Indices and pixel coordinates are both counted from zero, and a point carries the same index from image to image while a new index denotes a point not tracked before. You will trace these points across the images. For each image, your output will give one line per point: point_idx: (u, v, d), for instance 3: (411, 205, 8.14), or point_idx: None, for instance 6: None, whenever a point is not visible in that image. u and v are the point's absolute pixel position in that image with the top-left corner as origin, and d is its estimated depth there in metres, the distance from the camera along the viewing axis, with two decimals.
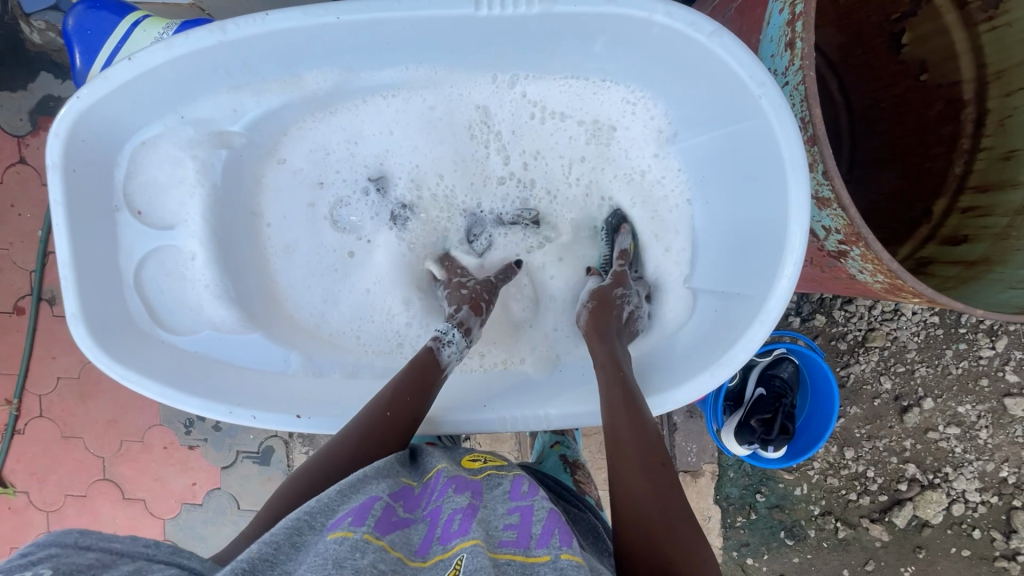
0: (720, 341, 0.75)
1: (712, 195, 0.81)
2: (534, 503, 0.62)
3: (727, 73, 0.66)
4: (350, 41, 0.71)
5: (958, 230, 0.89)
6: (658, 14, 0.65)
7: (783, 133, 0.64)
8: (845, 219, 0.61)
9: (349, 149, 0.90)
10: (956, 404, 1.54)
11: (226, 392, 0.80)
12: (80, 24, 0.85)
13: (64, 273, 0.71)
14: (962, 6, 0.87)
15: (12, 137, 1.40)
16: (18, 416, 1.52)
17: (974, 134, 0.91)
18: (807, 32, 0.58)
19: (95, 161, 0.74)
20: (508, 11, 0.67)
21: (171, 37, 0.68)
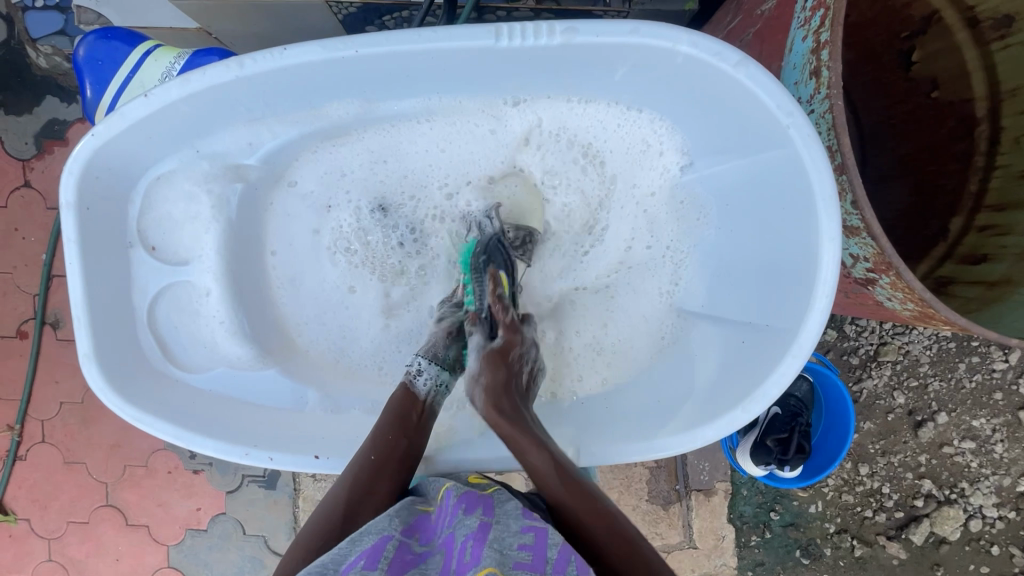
0: (751, 376, 0.74)
1: (734, 225, 0.81)
2: (541, 519, 0.62)
3: (754, 102, 0.66)
4: (369, 73, 0.70)
5: (976, 249, 0.88)
6: (683, 44, 0.64)
7: (814, 164, 0.63)
8: (874, 247, 0.60)
9: (360, 173, 0.87)
10: (971, 418, 1.53)
11: (238, 434, 0.78)
12: (92, 55, 0.85)
13: (76, 314, 0.70)
14: (974, 24, 0.89)
15: (17, 161, 1.40)
16: (20, 442, 1.49)
17: (989, 151, 0.91)
18: (833, 61, 0.57)
19: (110, 199, 0.73)
20: (528, 42, 0.66)
21: (187, 74, 0.67)
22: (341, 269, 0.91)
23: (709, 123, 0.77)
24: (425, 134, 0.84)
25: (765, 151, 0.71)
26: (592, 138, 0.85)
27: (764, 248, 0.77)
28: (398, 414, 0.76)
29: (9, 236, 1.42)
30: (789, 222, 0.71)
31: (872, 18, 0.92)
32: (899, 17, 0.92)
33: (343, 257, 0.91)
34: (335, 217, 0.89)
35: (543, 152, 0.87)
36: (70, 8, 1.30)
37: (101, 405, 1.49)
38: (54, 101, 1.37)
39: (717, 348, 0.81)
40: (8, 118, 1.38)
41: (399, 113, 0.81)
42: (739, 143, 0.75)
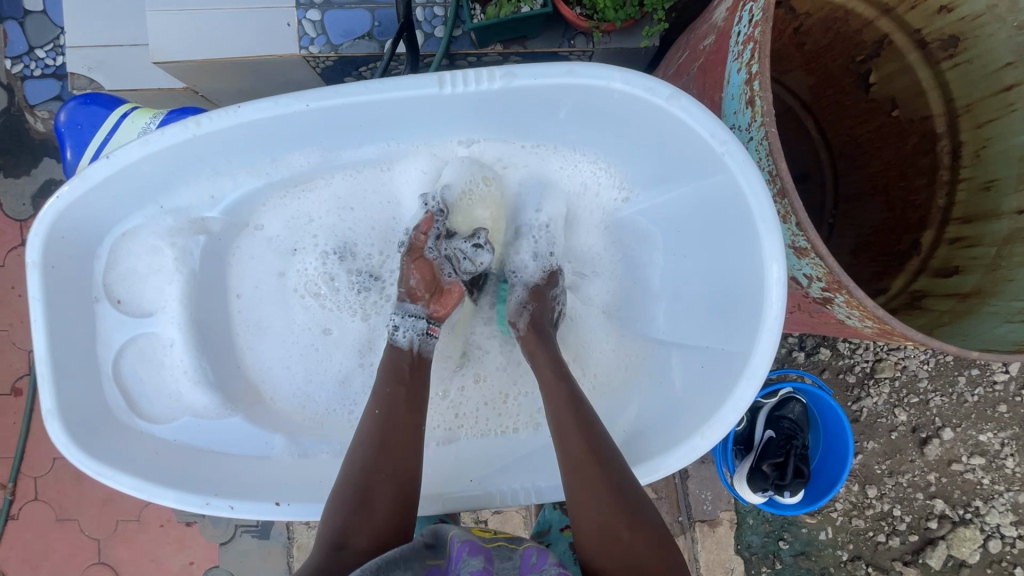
0: (713, 398, 0.72)
1: (688, 252, 0.82)
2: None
3: (691, 134, 0.67)
4: (326, 124, 0.74)
5: (948, 261, 0.88)
6: (616, 82, 0.66)
7: (750, 186, 0.64)
8: (824, 266, 0.57)
9: (328, 216, 0.89)
10: (978, 433, 1.49)
11: (204, 483, 0.77)
12: (73, 119, 0.89)
13: (40, 369, 0.70)
14: (922, 45, 0.89)
15: (15, 222, 1.44)
16: (12, 501, 1.48)
17: (952, 166, 0.92)
18: (765, 90, 0.57)
19: (75, 255, 0.74)
20: (473, 87, 0.68)
21: (148, 134, 0.70)
22: (311, 310, 0.91)
23: (647, 159, 0.80)
24: (384, 181, 0.87)
25: (704, 180, 0.73)
26: (541, 177, 0.88)
27: (717, 276, 0.77)
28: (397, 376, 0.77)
29: (6, 294, 1.46)
30: (732, 244, 0.72)
31: (827, 45, 0.95)
32: (851, 43, 0.94)
33: (309, 305, 0.91)
34: (293, 267, 0.91)
35: (496, 196, 0.89)
36: (66, 76, 1.36)
37: None
38: (51, 162, 1.42)
39: (680, 375, 0.80)
40: (7, 181, 1.43)
41: (360, 160, 0.84)
42: (681, 174, 0.77)
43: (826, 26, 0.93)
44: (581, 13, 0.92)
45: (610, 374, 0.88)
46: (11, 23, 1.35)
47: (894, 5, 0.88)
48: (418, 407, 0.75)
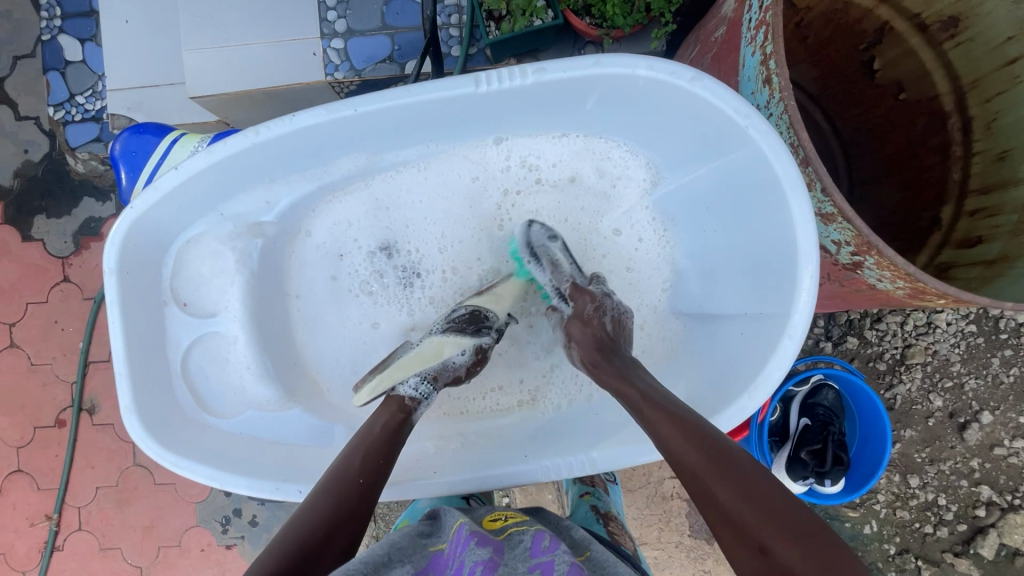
0: (754, 363, 0.74)
1: (718, 225, 0.84)
2: (554, 555, 0.60)
3: (714, 112, 0.70)
4: (370, 128, 0.77)
5: (971, 232, 0.89)
6: (642, 69, 0.69)
7: (776, 157, 0.67)
8: (852, 230, 0.62)
9: (372, 216, 0.93)
10: (1018, 415, 1.46)
11: (271, 469, 0.80)
12: (126, 147, 0.95)
13: (117, 369, 0.74)
14: (923, 29, 0.93)
15: (58, 259, 1.51)
16: (57, 532, 1.52)
17: (964, 141, 0.94)
18: (782, 68, 0.61)
19: (145, 263, 0.78)
20: (504, 84, 0.72)
21: (211, 146, 0.74)
22: (364, 306, 0.95)
23: (671, 142, 0.83)
24: (424, 181, 0.90)
25: (728, 154, 0.75)
26: (568, 165, 0.90)
27: (749, 245, 0.79)
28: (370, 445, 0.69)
29: (50, 329, 1.52)
30: (762, 214, 0.73)
31: (830, 36, 0.99)
32: (853, 33, 0.98)
33: (363, 300, 0.95)
34: (337, 267, 0.94)
35: (522, 187, 0.92)
36: (104, 118, 1.45)
37: (134, 486, 1.51)
38: (90, 201, 1.50)
39: (718, 347, 0.82)
40: (51, 221, 1.51)
41: (402, 160, 0.87)
42: (709, 151, 0.78)
43: (828, 18, 0.97)
44: (590, 22, 0.97)
45: (655, 351, 0.90)
46: (53, 73, 1.45)
47: None
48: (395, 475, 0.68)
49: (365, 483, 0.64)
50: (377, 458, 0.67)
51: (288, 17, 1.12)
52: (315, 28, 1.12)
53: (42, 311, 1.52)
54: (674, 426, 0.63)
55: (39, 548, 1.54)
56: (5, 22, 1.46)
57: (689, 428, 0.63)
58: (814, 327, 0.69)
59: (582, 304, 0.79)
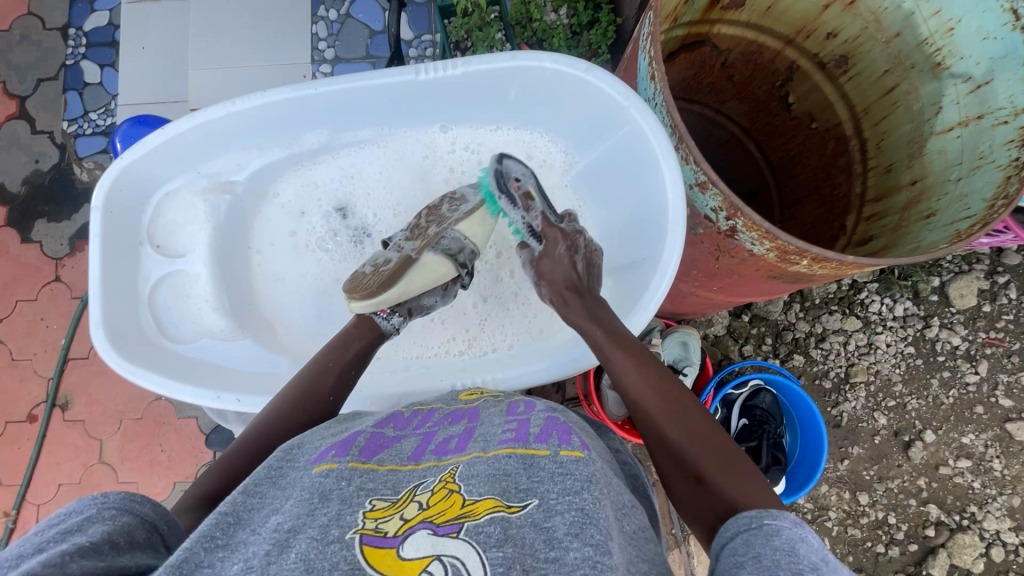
0: (634, 300, 0.83)
1: (617, 192, 0.94)
2: (531, 415, 0.65)
3: (604, 97, 0.83)
4: (328, 107, 0.89)
5: (865, 234, 1.00)
6: (547, 62, 0.82)
7: (650, 128, 0.77)
8: (721, 195, 0.67)
9: (330, 185, 1.02)
10: (960, 435, 1.52)
11: (216, 384, 0.88)
12: (125, 135, 1.06)
13: (92, 288, 0.82)
14: (823, 67, 1.08)
15: (52, 260, 1.61)
16: (13, 529, 1.52)
17: (862, 160, 1.07)
18: (658, 65, 0.69)
19: (129, 206, 0.88)
20: (440, 74, 0.85)
21: (193, 112, 0.86)
22: (323, 261, 1.04)
23: (586, 128, 0.93)
24: (379, 158, 1.01)
25: (616, 131, 0.86)
26: (502, 148, 1.00)
27: (637, 205, 0.89)
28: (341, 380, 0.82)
29: (35, 325, 1.59)
30: (643, 175, 0.84)
31: (750, 74, 1.15)
32: (768, 72, 1.14)
33: (320, 257, 1.04)
34: (286, 228, 1.03)
35: (466, 167, 1.01)
36: (112, 133, 1.60)
37: (97, 484, 1.53)
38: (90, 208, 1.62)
39: (615, 295, 0.92)
40: (51, 225, 1.61)
41: (361, 139, 0.99)
42: (603, 130, 0.90)
43: (745, 58, 1.13)
44: None
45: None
46: (72, 92, 1.62)
47: (794, 37, 1.08)
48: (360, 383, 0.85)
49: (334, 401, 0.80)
50: (347, 376, 0.83)
51: (286, 47, 1.29)
52: (307, 55, 1.29)
53: (29, 309, 1.59)
54: (630, 367, 0.73)
55: None
56: (34, 49, 1.64)
57: (650, 371, 0.72)
58: (680, 265, 0.77)
59: (556, 246, 0.86)
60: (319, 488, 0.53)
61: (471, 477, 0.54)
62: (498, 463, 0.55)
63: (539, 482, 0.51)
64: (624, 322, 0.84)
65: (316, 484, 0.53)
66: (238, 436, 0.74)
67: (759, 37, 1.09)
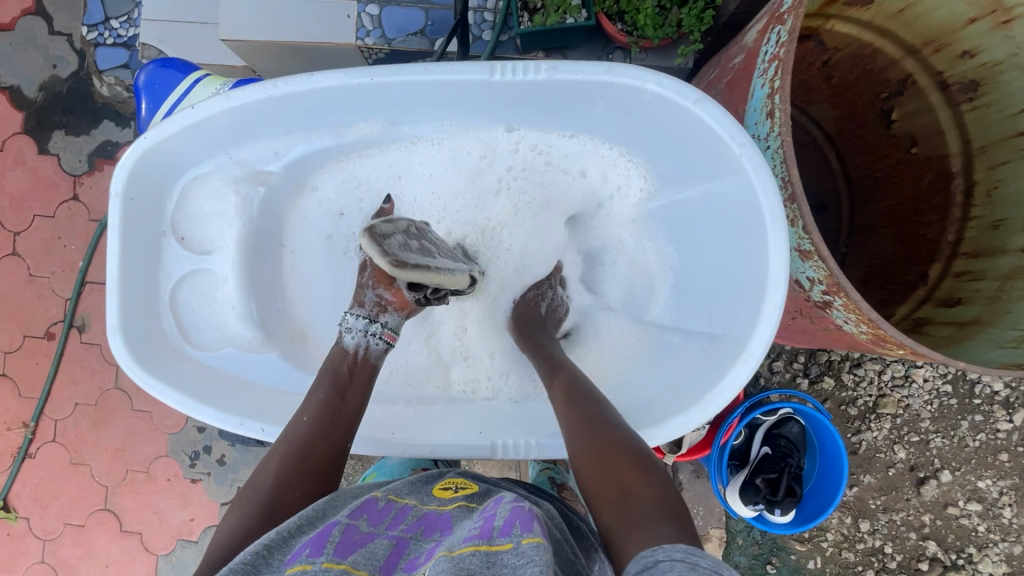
0: (706, 380, 0.78)
1: (699, 244, 0.86)
2: (498, 507, 0.61)
3: (712, 137, 0.71)
4: (384, 96, 0.79)
5: (952, 293, 0.91)
6: (650, 84, 0.71)
7: (763, 187, 0.67)
8: (825, 269, 0.58)
9: (380, 182, 0.93)
10: (976, 479, 1.49)
11: (243, 406, 0.84)
12: (148, 79, 0.99)
13: (109, 288, 0.77)
14: (944, 87, 0.94)
15: (70, 176, 1.54)
16: (31, 440, 1.56)
17: (964, 204, 0.96)
18: (785, 102, 0.57)
19: (151, 192, 0.81)
20: (519, 77, 0.74)
21: (228, 92, 0.76)
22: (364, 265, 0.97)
23: (676, 162, 0.83)
24: (433, 157, 0.92)
25: (717, 178, 0.77)
26: (572, 163, 0.91)
27: (729, 270, 0.80)
28: (336, 385, 0.79)
29: (52, 243, 1.55)
30: (744, 240, 0.75)
31: (852, 80, 1.01)
32: (875, 81, 1.00)
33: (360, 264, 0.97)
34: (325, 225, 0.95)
35: (528, 177, 0.93)
36: (135, 46, 1.47)
37: (112, 409, 1.55)
38: (110, 125, 1.53)
39: (680, 356, 0.86)
40: (70, 139, 1.53)
41: (417, 134, 0.89)
42: (704, 171, 0.79)
43: (853, 61, 0.98)
44: (621, 29, 0.98)
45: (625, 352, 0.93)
46: None
47: (919, 47, 0.93)
48: (353, 411, 0.78)
49: (307, 417, 0.74)
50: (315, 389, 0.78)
51: None
52: None
53: (47, 226, 1.55)
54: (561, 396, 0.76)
55: (12, 454, 1.57)
56: None
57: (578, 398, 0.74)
58: (770, 354, 0.72)
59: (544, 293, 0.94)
60: None
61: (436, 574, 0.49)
62: (460, 561, 0.50)
63: None
64: (694, 398, 0.79)
65: None
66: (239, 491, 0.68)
67: (879, 40, 0.94)
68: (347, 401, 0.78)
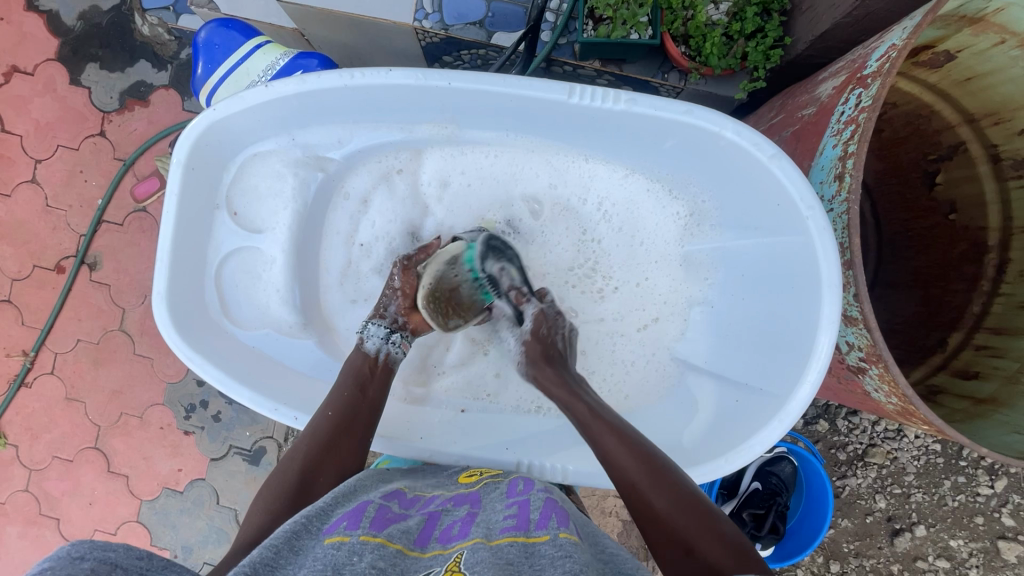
0: (738, 434, 0.80)
1: (748, 295, 0.88)
2: (530, 496, 0.66)
3: (783, 193, 0.74)
4: (457, 99, 0.82)
5: (969, 365, 0.93)
6: (728, 130, 0.75)
7: (824, 253, 0.71)
8: (868, 339, 0.66)
9: (434, 184, 0.96)
10: (949, 537, 1.49)
11: (274, 391, 0.85)
12: (209, 39, 1.00)
13: (159, 255, 0.79)
14: (995, 160, 0.94)
15: (99, 112, 1.51)
16: (29, 369, 1.56)
17: (994, 279, 0.97)
18: (856, 171, 0.66)
19: (211, 163, 0.84)
20: (596, 102, 0.77)
21: (304, 75, 0.78)
22: None
23: (737, 211, 0.87)
24: (487, 166, 0.95)
25: (781, 237, 0.79)
26: (634, 196, 0.94)
27: (775, 328, 0.83)
28: (358, 379, 0.81)
29: (73, 176, 1.53)
30: (797, 301, 0.78)
31: (902, 137, 1.01)
32: (927, 141, 0.99)
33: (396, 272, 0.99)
34: (370, 216, 0.96)
35: (583, 203, 0.96)
36: None
37: (113, 350, 1.55)
38: (145, 66, 1.50)
39: (708, 402, 0.89)
40: (103, 74, 1.50)
41: (479, 141, 0.92)
42: (767, 228, 0.82)
43: (907, 120, 0.99)
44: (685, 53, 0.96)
45: (650, 386, 0.95)
46: None
47: (977, 117, 0.92)
48: (371, 408, 0.79)
49: (331, 412, 0.76)
50: (338, 392, 0.79)
51: None
52: None
53: (70, 158, 1.53)
54: (612, 437, 0.69)
55: (8, 380, 1.58)
56: None
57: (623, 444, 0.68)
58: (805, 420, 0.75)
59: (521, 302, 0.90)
60: (331, 560, 0.50)
61: (474, 566, 0.50)
62: (501, 551, 0.53)
63: (541, 570, 0.48)
64: (722, 449, 0.81)
65: (329, 556, 0.50)
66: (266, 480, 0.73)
67: (937, 103, 0.94)
68: (367, 400, 0.79)
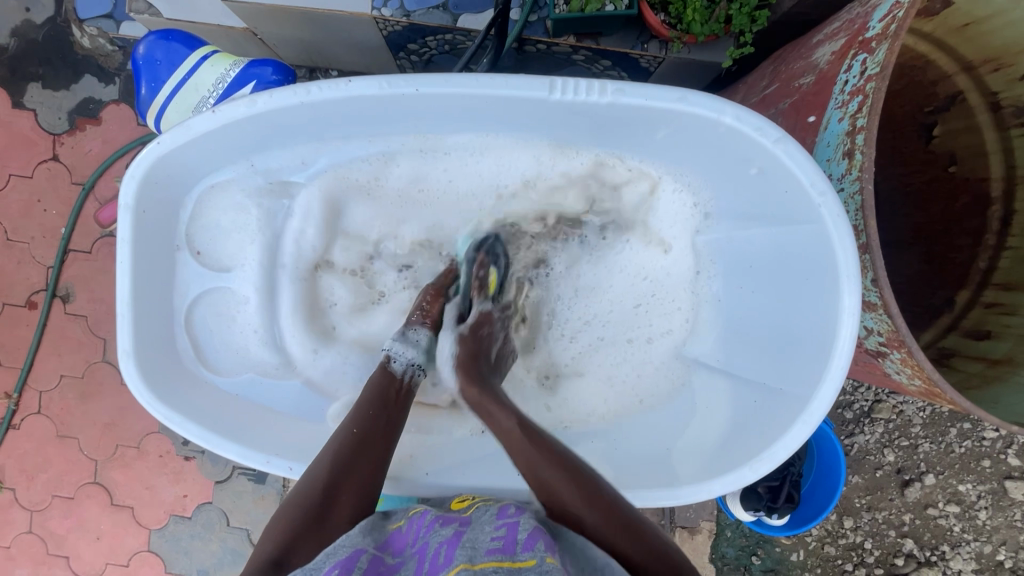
0: (759, 439, 0.78)
1: (758, 285, 0.85)
2: (520, 519, 0.66)
3: (790, 181, 0.70)
4: (426, 106, 0.76)
5: (980, 324, 0.91)
6: (727, 116, 0.70)
7: (840, 241, 0.67)
8: (888, 324, 0.65)
9: (416, 193, 0.90)
10: (958, 482, 1.50)
11: (263, 441, 0.82)
12: (149, 54, 0.92)
13: (121, 309, 0.74)
14: (995, 109, 0.90)
15: (48, 134, 1.42)
16: (15, 411, 1.50)
17: (999, 232, 0.95)
18: (868, 146, 0.61)
19: (164, 202, 0.78)
20: (580, 96, 0.72)
21: (254, 95, 0.72)
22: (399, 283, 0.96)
23: (742, 197, 0.82)
24: (468, 172, 0.88)
25: (793, 226, 0.75)
26: (637, 184, 0.88)
27: (786, 317, 0.81)
28: (382, 401, 0.78)
29: (31, 206, 1.44)
30: (812, 290, 0.75)
31: (898, 89, 0.96)
32: (923, 93, 0.94)
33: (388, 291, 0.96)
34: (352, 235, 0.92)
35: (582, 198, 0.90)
36: None
37: (99, 382, 1.49)
38: (92, 80, 1.40)
39: (721, 400, 0.87)
40: (47, 93, 1.40)
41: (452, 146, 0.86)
42: (772, 215, 0.78)
43: (901, 71, 0.94)
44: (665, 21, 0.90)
45: (659, 387, 0.93)
46: None
47: (975, 64, 0.88)
48: (394, 434, 0.75)
49: (357, 431, 0.73)
50: (361, 415, 0.75)
51: None
52: None
53: (25, 186, 1.44)
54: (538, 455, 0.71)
55: None
56: None
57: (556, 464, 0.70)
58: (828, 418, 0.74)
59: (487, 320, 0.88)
60: None
61: None
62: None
63: None
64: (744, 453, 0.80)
65: None
66: (275, 513, 0.68)
67: (934, 53, 0.89)
68: (393, 425, 0.76)
